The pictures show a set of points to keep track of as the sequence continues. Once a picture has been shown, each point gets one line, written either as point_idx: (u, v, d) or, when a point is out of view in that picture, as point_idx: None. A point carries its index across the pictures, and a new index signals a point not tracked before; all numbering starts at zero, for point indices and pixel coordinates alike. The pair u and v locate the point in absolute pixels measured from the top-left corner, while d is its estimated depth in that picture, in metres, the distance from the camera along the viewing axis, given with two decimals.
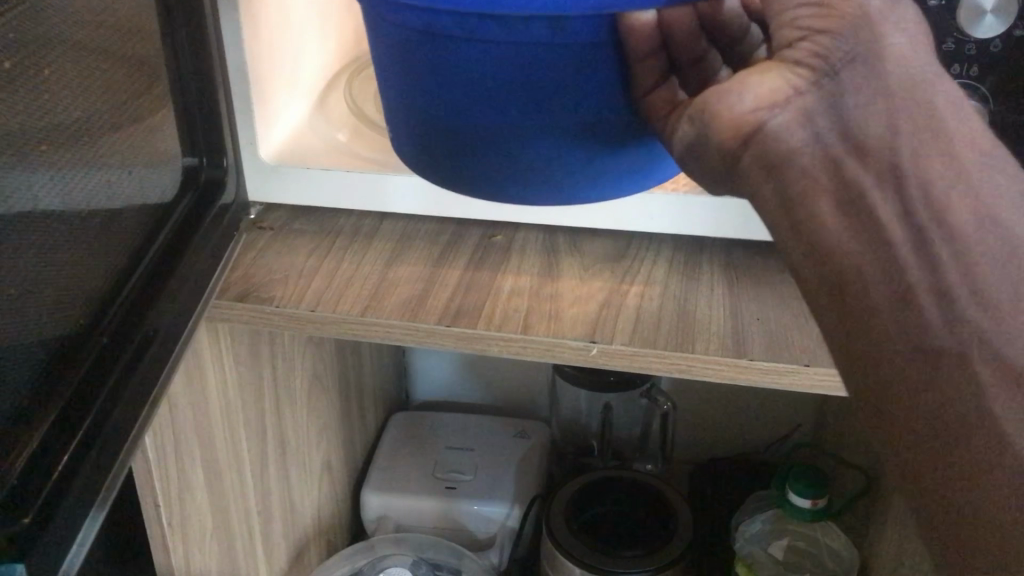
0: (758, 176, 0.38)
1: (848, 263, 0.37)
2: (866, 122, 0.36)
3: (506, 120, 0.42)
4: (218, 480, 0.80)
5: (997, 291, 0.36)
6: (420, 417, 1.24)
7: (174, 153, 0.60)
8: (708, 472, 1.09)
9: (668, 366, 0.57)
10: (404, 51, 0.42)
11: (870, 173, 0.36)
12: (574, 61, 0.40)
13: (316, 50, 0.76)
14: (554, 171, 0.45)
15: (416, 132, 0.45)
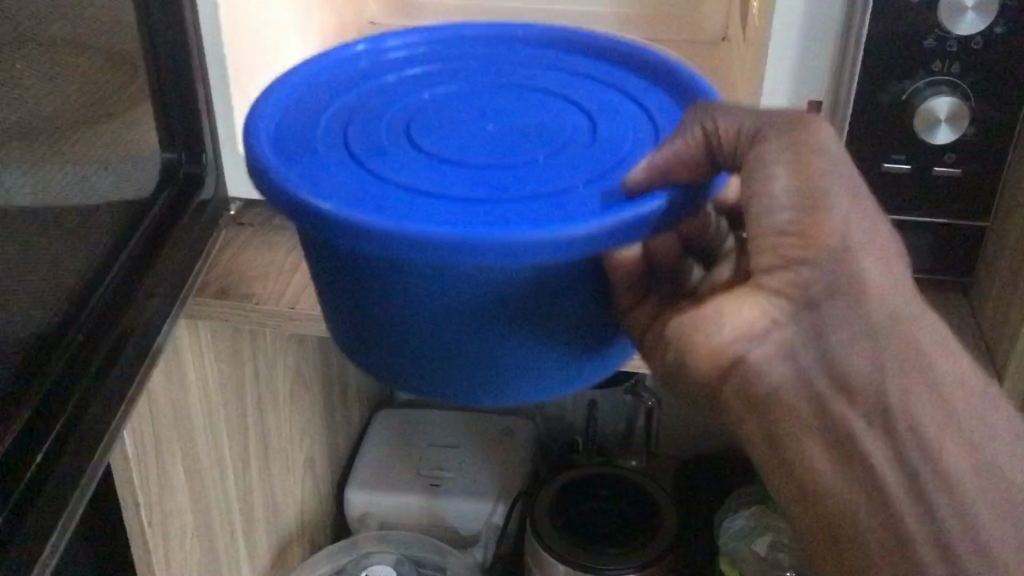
0: (742, 410, 0.43)
1: (828, 487, 0.42)
2: (849, 357, 0.41)
3: (462, 332, 0.47)
4: (200, 477, 0.80)
5: (958, 451, 0.42)
6: (404, 414, 1.23)
7: (153, 149, 0.59)
8: (693, 469, 1.09)
9: None
10: (354, 271, 0.46)
11: (858, 417, 0.41)
12: (536, 280, 0.45)
13: (298, 44, 0.76)
14: (513, 372, 0.49)
15: (365, 334, 0.49)
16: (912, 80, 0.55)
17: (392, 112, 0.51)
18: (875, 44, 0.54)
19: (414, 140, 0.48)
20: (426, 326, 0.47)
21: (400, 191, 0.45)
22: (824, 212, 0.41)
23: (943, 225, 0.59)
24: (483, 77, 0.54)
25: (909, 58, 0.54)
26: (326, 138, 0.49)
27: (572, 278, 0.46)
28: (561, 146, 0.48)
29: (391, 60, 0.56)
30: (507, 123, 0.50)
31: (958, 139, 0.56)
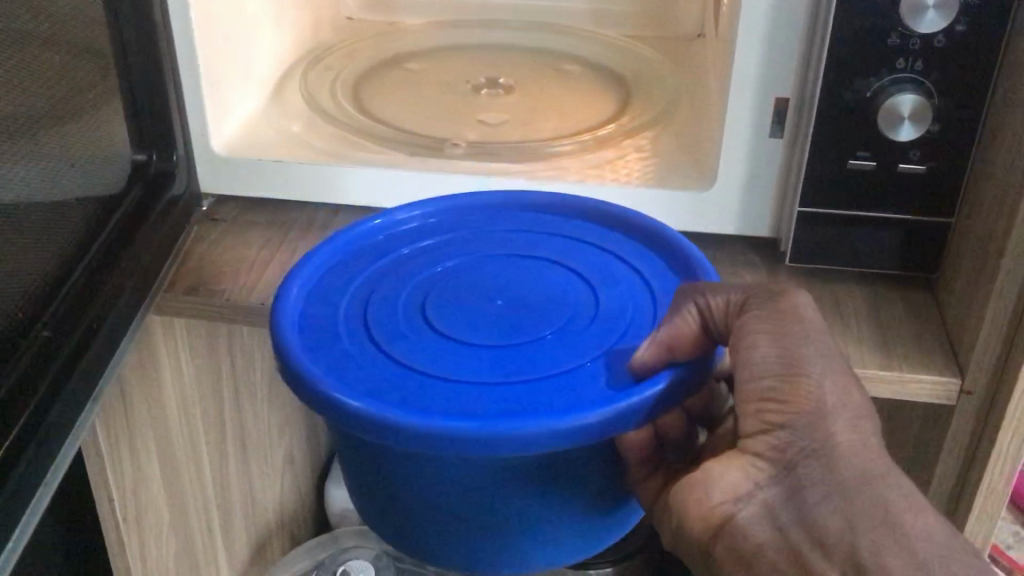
0: (729, 566, 0.44)
1: None
2: (823, 519, 0.42)
3: (481, 507, 0.49)
4: (174, 472, 0.80)
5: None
6: None
7: (122, 144, 0.59)
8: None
9: None
10: (381, 455, 0.48)
11: (830, 568, 0.41)
12: (553, 455, 0.47)
13: (272, 40, 0.76)
14: (531, 539, 0.51)
15: (390, 507, 0.51)
16: (876, 77, 0.55)
17: (404, 287, 0.54)
18: (839, 41, 0.55)
19: (428, 317, 0.51)
20: (448, 500, 0.49)
21: (418, 377, 0.47)
22: (804, 380, 0.44)
23: (909, 221, 0.59)
24: (488, 247, 0.57)
25: (872, 56, 0.55)
26: (347, 320, 0.51)
27: (585, 454, 0.48)
28: (566, 323, 0.50)
29: (402, 233, 0.58)
30: (515, 297, 0.52)
31: (921, 136, 0.56)
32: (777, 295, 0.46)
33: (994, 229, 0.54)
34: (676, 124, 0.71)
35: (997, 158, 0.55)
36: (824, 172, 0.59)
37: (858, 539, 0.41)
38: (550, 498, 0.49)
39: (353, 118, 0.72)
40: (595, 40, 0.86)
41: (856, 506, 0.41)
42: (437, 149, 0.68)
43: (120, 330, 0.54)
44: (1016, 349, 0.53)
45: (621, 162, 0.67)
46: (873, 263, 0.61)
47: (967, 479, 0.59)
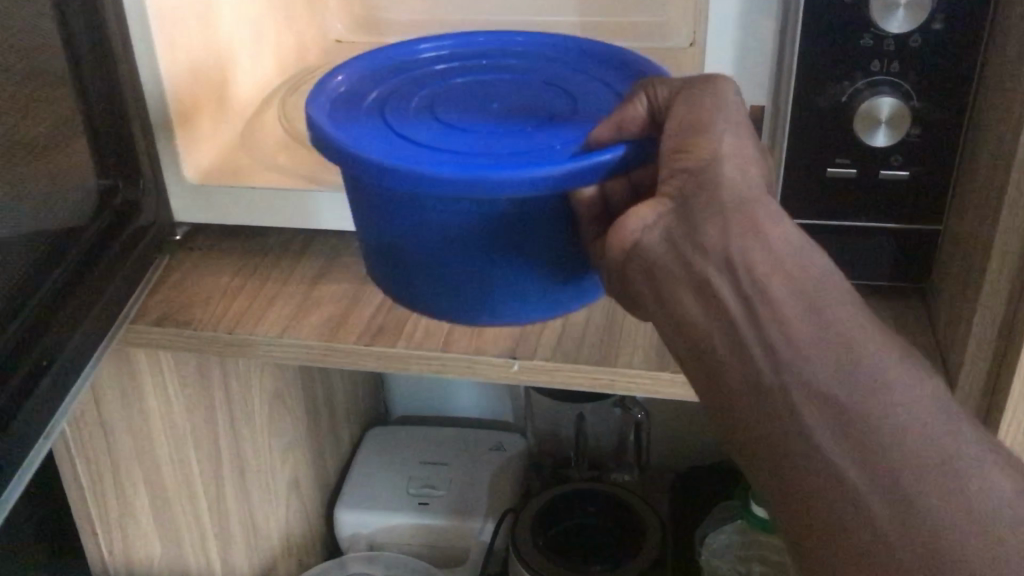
0: (642, 280, 0.45)
1: (702, 337, 0.42)
2: (708, 229, 0.42)
3: (464, 260, 0.53)
4: (164, 502, 0.79)
5: (802, 310, 0.40)
6: (395, 431, 1.22)
7: (88, 177, 0.60)
8: (681, 482, 1.07)
9: (592, 382, 0.55)
10: (379, 206, 0.53)
11: (718, 272, 0.41)
12: (524, 214, 0.51)
13: (251, 65, 0.75)
14: (509, 299, 0.55)
15: (388, 261, 0.56)
16: (850, 81, 0.53)
17: (418, 91, 0.58)
18: (809, 46, 0.52)
19: (435, 110, 0.55)
20: (437, 254, 0.53)
21: (417, 143, 0.52)
22: (706, 135, 0.45)
23: (893, 229, 0.57)
24: (495, 69, 0.60)
25: (844, 59, 0.52)
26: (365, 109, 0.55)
27: (550, 216, 0.52)
28: (549, 118, 0.54)
29: (422, 58, 0.62)
30: (509, 103, 0.56)
31: (901, 141, 0.54)
32: (703, 81, 0.48)
33: (979, 234, 0.51)
34: None
35: (981, 160, 0.52)
36: (800, 180, 0.56)
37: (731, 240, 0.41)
38: (522, 257, 0.53)
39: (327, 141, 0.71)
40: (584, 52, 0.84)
41: (733, 218, 0.41)
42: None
43: (67, 376, 0.54)
44: (1006, 362, 0.50)
45: None
46: (860, 272, 0.59)
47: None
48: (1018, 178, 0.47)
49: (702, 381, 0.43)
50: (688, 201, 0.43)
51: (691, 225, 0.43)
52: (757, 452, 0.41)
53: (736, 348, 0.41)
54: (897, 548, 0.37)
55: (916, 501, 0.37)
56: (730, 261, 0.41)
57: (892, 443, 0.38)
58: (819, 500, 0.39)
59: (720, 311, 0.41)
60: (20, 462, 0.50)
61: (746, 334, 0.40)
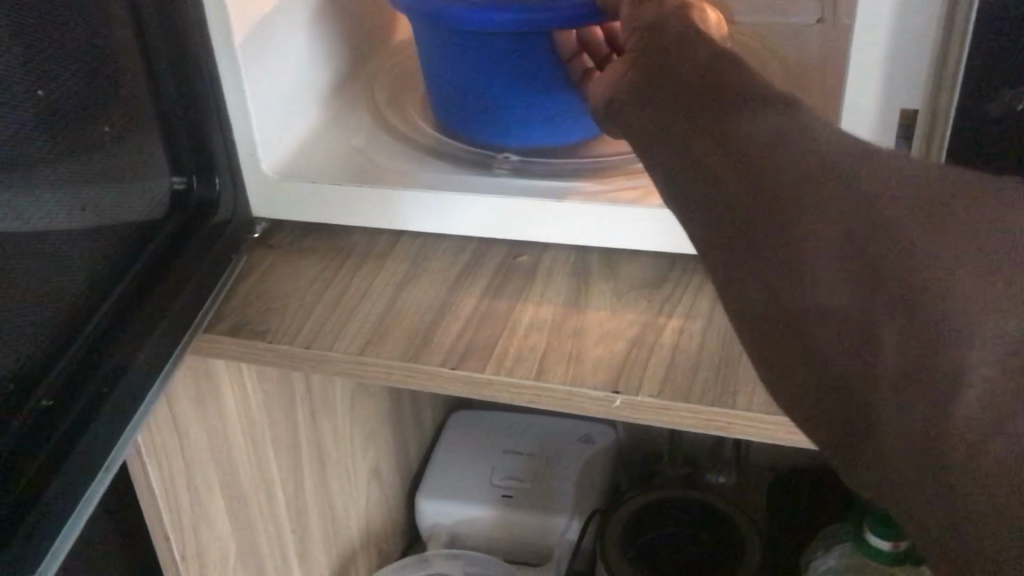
0: (609, 116, 0.46)
1: (625, 93, 0.44)
2: (640, 61, 0.44)
3: (486, 91, 0.61)
4: (241, 498, 0.76)
5: (694, 54, 0.42)
6: (479, 415, 1.18)
7: (159, 173, 0.55)
8: (784, 500, 0.99)
9: (704, 424, 0.49)
10: (425, 45, 0.61)
11: (640, 75, 0.44)
12: (527, 51, 0.58)
13: (339, 44, 0.70)
14: (520, 126, 0.62)
15: (438, 95, 0.64)
16: None
17: None
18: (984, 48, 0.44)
19: None
20: (462, 86, 0.61)
21: None
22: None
23: None
24: None
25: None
26: None
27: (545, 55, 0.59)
28: None
29: None
30: None
31: None
32: None
33: None
34: None
35: None
36: None
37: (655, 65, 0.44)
38: (527, 91, 0.60)
39: (417, 132, 0.66)
40: None
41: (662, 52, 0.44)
42: (486, 167, 0.63)
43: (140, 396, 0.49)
44: None
45: None
46: None
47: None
48: None
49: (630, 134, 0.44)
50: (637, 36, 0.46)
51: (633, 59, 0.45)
52: (651, 147, 0.42)
53: (645, 85, 0.43)
54: (754, 199, 0.36)
55: (766, 159, 0.36)
56: (665, 70, 0.43)
57: (755, 112, 0.38)
58: (706, 169, 0.38)
59: (645, 87, 0.43)
60: (82, 497, 0.44)
61: (661, 93, 0.42)
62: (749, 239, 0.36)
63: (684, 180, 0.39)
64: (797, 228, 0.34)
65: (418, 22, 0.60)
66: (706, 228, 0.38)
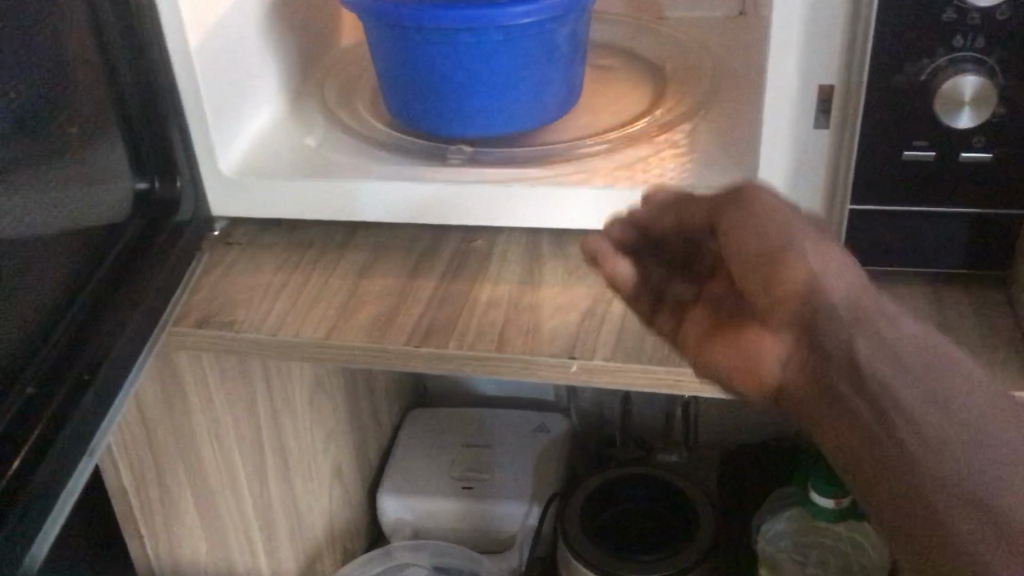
0: (759, 386, 0.44)
1: (770, 350, 0.43)
2: (808, 345, 0.41)
3: (445, 87, 0.64)
4: (208, 496, 0.78)
5: (867, 339, 0.39)
6: (437, 412, 1.21)
7: (124, 174, 0.58)
8: (731, 477, 1.04)
9: (654, 382, 0.53)
10: (385, 46, 0.64)
11: (801, 348, 0.41)
12: (484, 46, 0.62)
13: (291, 47, 0.72)
14: (479, 120, 0.65)
15: (396, 96, 0.67)
16: (930, 57, 0.49)
17: None
18: (886, 22, 0.49)
19: None
20: (422, 84, 0.64)
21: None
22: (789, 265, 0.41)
23: (971, 214, 0.53)
24: None
25: (926, 35, 0.49)
26: None
27: (501, 50, 0.62)
28: None
29: None
30: None
31: (985, 121, 0.50)
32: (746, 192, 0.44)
33: None
34: (714, 120, 0.66)
35: None
36: (874, 165, 0.53)
37: (828, 370, 0.40)
38: (486, 86, 0.64)
39: (369, 128, 0.69)
40: (627, 37, 0.81)
41: (824, 344, 0.40)
42: (442, 158, 0.66)
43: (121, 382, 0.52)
44: None
45: (654, 161, 0.63)
46: (933, 261, 0.56)
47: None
48: None
49: (782, 398, 0.43)
50: (807, 334, 0.41)
51: (806, 344, 0.41)
52: (821, 423, 0.41)
53: (799, 338, 0.41)
54: (935, 484, 0.36)
55: (938, 432, 0.37)
56: (829, 359, 0.40)
57: (917, 364, 0.38)
58: (879, 444, 0.38)
59: (810, 371, 0.41)
60: (68, 479, 0.46)
61: (840, 386, 0.40)
62: (936, 525, 0.36)
63: (857, 458, 0.39)
64: (981, 515, 0.35)
65: (377, 23, 0.63)
66: (885, 501, 0.38)
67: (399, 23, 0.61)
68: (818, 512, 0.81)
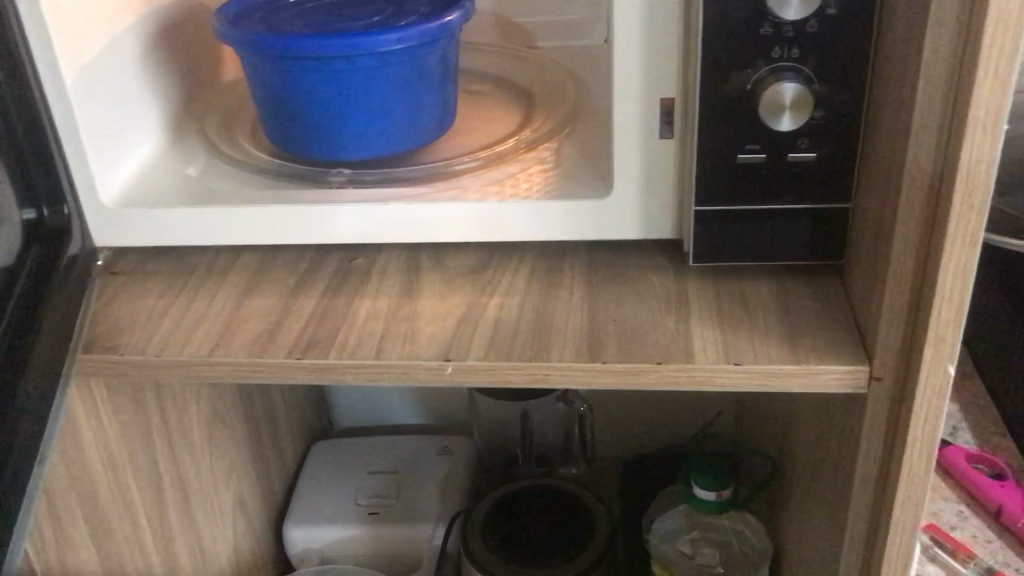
0: None
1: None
2: None
3: (323, 113, 0.67)
4: (104, 531, 0.77)
5: None
6: (342, 443, 1.22)
7: (16, 208, 0.59)
8: (633, 494, 1.08)
9: (524, 377, 0.56)
10: (262, 76, 0.67)
11: None
12: (358, 74, 0.65)
13: (172, 84, 0.75)
14: (357, 143, 0.68)
15: (276, 124, 0.69)
16: (754, 68, 0.55)
17: (298, 7, 0.71)
18: (711, 38, 0.54)
19: (306, 18, 0.68)
20: (301, 112, 0.67)
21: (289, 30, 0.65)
22: None
23: (804, 209, 0.59)
24: None
25: (748, 48, 0.54)
26: (255, 19, 0.68)
27: (374, 78, 0.65)
28: (374, 17, 0.67)
29: None
30: (355, 8, 0.70)
31: (805, 123, 0.56)
32: None
33: (885, 211, 0.52)
34: (579, 138, 0.71)
35: (880, 148, 0.53)
36: (714, 168, 0.58)
37: None
38: (362, 111, 0.67)
39: (250, 156, 0.71)
40: (499, 65, 0.85)
41: None
42: (323, 181, 0.69)
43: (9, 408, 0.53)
44: (915, 341, 0.51)
45: (523, 176, 0.68)
46: (775, 256, 0.61)
47: (884, 494, 0.57)
48: (914, 153, 0.47)
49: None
50: None
51: None
52: None
53: None
54: None
55: None
56: None
57: None
58: None
59: None
60: None
61: None
62: None
63: None
64: None
65: (254, 55, 0.65)
66: None
67: (274, 55, 0.63)
68: (701, 504, 0.85)
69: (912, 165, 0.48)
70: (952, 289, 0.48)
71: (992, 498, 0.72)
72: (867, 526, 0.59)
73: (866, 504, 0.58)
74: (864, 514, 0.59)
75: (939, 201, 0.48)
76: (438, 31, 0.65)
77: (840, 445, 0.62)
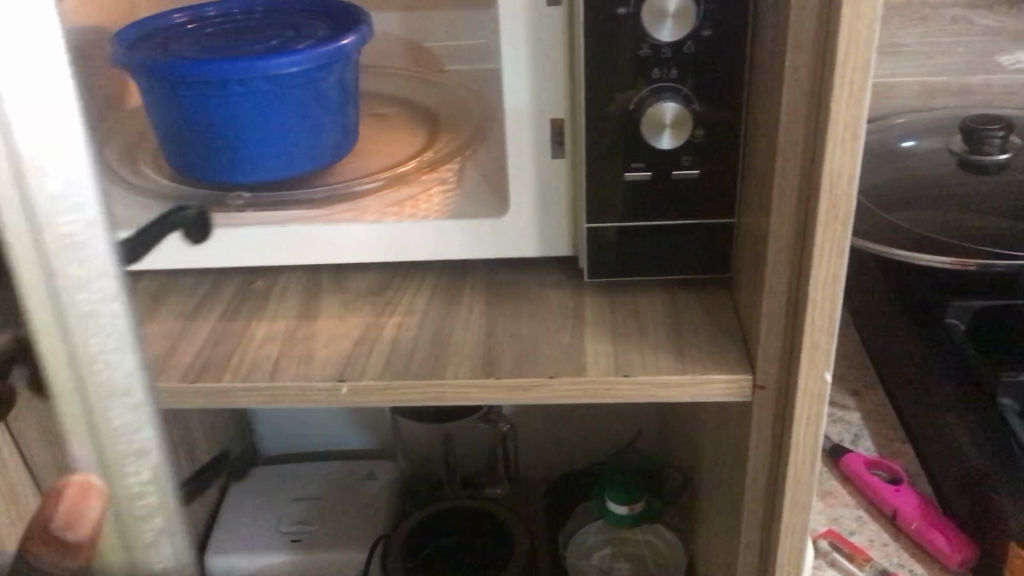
0: None
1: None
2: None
3: (220, 137, 0.67)
4: None
5: None
6: (265, 470, 1.21)
7: None
8: (557, 513, 1.09)
9: (418, 396, 0.57)
10: (158, 101, 0.66)
11: None
12: (254, 98, 0.65)
13: None
14: (256, 166, 0.68)
15: (174, 148, 0.69)
16: (635, 89, 0.56)
17: (196, 32, 0.71)
18: (592, 60, 0.56)
19: (203, 44, 0.68)
20: (198, 135, 0.67)
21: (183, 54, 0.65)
22: None
23: (690, 224, 0.61)
24: (257, 18, 0.73)
25: (629, 70, 0.56)
26: (151, 44, 0.68)
27: (270, 102, 0.66)
28: (271, 42, 0.68)
29: (201, 17, 0.74)
30: (253, 33, 0.70)
31: (686, 142, 0.58)
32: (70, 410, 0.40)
33: (761, 224, 0.54)
34: (480, 159, 0.72)
35: (756, 165, 0.55)
36: (602, 185, 0.59)
37: None
38: (259, 134, 0.67)
39: (150, 181, 0.71)
40: (407, 87, 0.86)
41: None
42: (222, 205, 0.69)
43: None
44: (793, 349, 0.53)
45: (423, 197, 0.68)
46: (666, 270, 0.63)
47: (774, 501, 0.59)
48: (783, 169, 0.49)
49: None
50: None
51: None
52: None
53: None
54: None
55: None
56: None
57: None
58: None
59: None
60: None
61: None
62: None
63: None
64: None
65: (147, 80, 0.65)
66: None
67: (167, 79, 0.63)
68: (615, 519, 0.86)
69: (780, 179, 0.49)
70: (823, 298, 0.50)
71: (888, 502, 0.74)
72: (760, 533, 0.61)
73: (757, 512, 0.60)
74: (756, 521, 0.60)
75: (807, 213, 0.50)
76: (333, 55, 0.65)
77: (735, 454, 0.64)
